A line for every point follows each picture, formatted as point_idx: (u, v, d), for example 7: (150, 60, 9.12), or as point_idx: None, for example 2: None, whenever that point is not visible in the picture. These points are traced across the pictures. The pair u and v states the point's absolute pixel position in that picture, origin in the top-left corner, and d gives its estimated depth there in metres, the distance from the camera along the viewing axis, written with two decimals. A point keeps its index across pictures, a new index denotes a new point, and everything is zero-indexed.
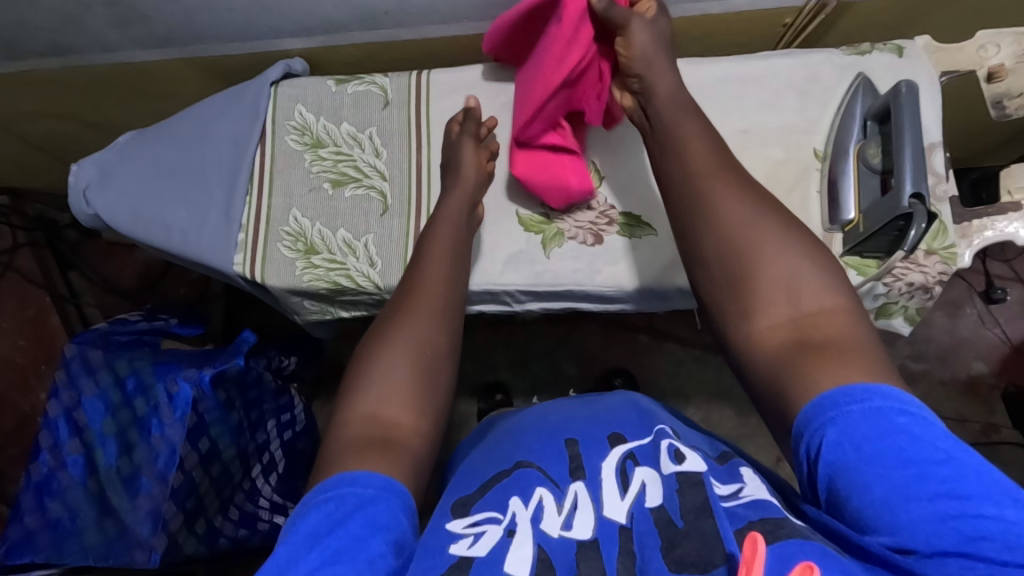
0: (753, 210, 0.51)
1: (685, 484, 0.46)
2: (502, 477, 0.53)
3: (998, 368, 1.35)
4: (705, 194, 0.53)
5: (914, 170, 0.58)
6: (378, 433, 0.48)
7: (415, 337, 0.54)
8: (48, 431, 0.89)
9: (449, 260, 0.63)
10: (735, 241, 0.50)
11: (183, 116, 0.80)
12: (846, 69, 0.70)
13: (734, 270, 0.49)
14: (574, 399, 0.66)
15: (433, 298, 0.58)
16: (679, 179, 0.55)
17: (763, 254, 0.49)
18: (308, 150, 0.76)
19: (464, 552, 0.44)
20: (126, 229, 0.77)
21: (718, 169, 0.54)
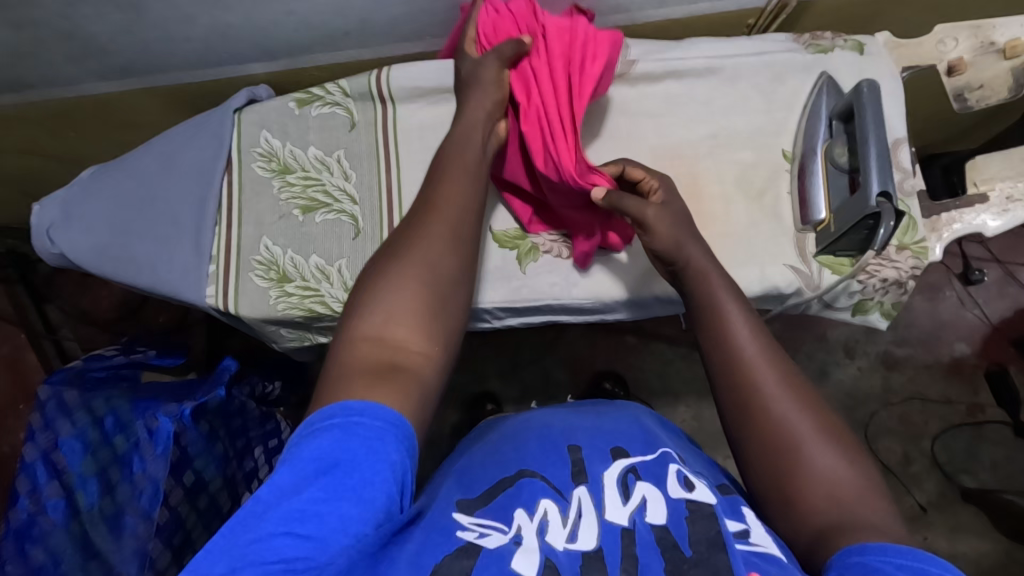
0: (798, 400, 0.50)
1: (696, 514, 0.45)
2: (505, 486, 0.51)
3: (980, 349, 1.36)
4: (751, 381, 0.50)
5: (880, 169, 0.58)
6: (384, 359, 0.46)
7: (427, 257, 0.52)
8: (26, 476, 0.86)
9: (464, 187, 0.57)
10: (784, 432, 0.48)
11: (146, 148, 0.78)
12: (809, 68, 0.70)
13: (778, 459, 0.47)
14: (569, 407, 0.66)
15: (447, 221, 0.54)
16: (723, 358, 0.52)
17: (810, 455, 0.47)
18: (275, 176, 0.75)
19: (472, 539, 0.44)
20: (94, 267, 0.75)
21: (765, 356, 0.51)
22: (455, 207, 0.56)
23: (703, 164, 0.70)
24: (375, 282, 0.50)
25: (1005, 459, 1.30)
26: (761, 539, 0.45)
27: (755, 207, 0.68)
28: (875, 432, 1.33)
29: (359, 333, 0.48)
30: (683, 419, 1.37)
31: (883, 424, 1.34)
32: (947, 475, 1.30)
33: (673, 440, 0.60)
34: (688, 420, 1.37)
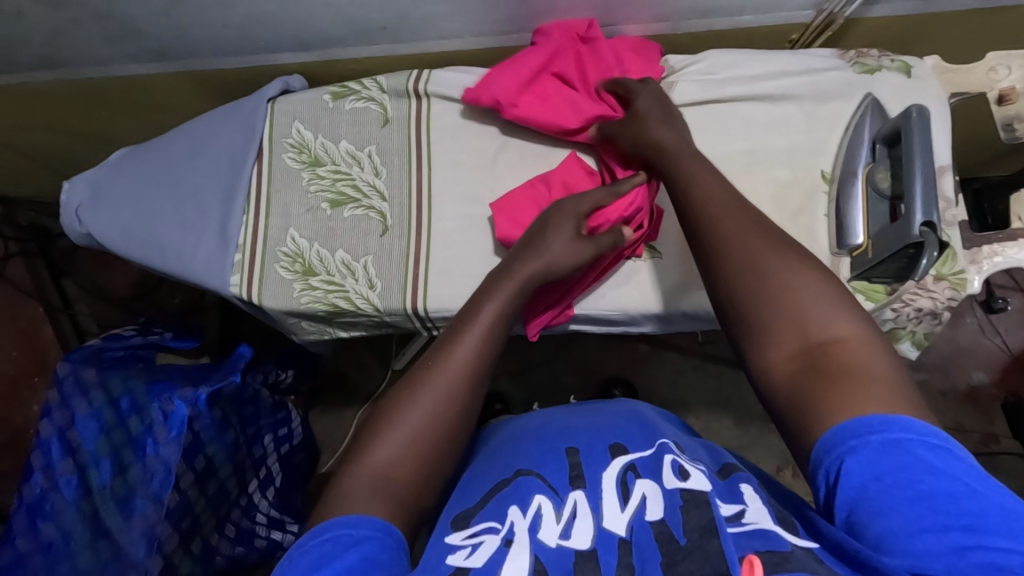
0: (771, 239, 0.50)
1: (690, 503, 0.43)
2: (502, 486, 0.51)
3: (999, 378, 1.34)
4: (716, 225, 0.52)
5: (925, 198, 0.57)
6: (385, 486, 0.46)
7: (430, 415, 0.49)
8: (40, 452, 0.87)
9: (496, 329, 0.55)
10: (748, 269, 0.49)
11: (178, 133, 0.78)
12: (854, 88, 0.69)
13: (745, 299, 0.48)
14: (576, 404, 0.67)
15: (472, 367, 0.52)
16: (692, 206, 0.55)
17: (781, 277, 0.47)
18: (306, 169, 0.75)
19: (460, 563, 0.43)
20: (120, 249, 0.75)
21: (728, 199, 0.54)
22: (483, 350, 0.54)
23: (739, 182, 0.69)
24: (398, 410, 0.50)
25: (1016, 491, 1.28)
26: (757, 517, 0.42)
27: (790, 228, 0.67)
28: None
29: (369, 458, 0.47)
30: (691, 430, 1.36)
31: None
32: None
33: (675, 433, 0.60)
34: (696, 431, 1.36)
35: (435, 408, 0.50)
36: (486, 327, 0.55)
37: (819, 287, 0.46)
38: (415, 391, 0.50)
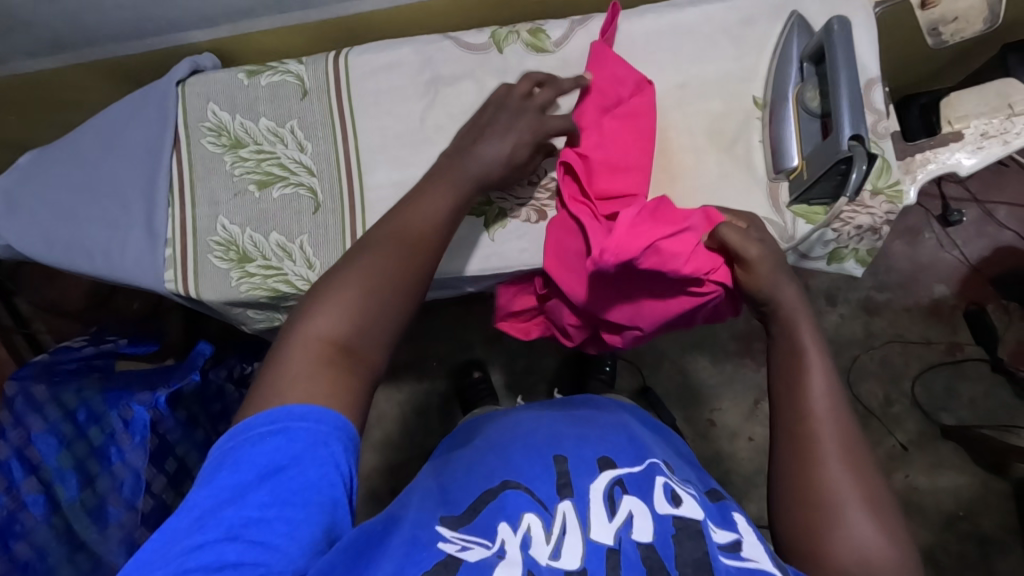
0: (860, 466, 0.48)
1: (683, 532, 0.48)
2: (489, 497, 0.52)
3: (959, 289, 1.37)
4: (815, 434, 0.49)
5: (852, 111, 0.56)
6: (334, 353, 0.44)
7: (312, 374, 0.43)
8: (1, 474, 0.84)
9: (391, 269, 0.47)
10: (830, 483, 0.47)
11: (89, 127, 0.74)
12: (779, 8, 0.67)
13: (814, 499, 0.47)
14: (566, 411, 0.68)
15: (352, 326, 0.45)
16: (797, 399, 0.50)
17: (846, 516, 0.46)
18: (227, 152, 0.72)
19: (452, 552, 0.45)
20: (47, 257, 0.72)
21: (833, 416, 0.49)
22: (431, 224, 0.51)
23: (670, 118, 0.67)
24: (342, 272, 0.47)
25: (982, 396, 1.33)
26: (755, 555, 0.47)
27: (725, 158, 0.66)
28: (858, 376, 1.36)
29: (305, 324, 0.45)
30: (670, 374, 1.39)
31: (864, 368, 1.36)
32: (926, 413, 1.33)
33: (661, 450, 0.63)
34: (674, 375, 1.39)
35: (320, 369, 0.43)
36: (436, 203, 0.52)
37: (884, 530, 0.46)
38: (362, 259, 0.48)
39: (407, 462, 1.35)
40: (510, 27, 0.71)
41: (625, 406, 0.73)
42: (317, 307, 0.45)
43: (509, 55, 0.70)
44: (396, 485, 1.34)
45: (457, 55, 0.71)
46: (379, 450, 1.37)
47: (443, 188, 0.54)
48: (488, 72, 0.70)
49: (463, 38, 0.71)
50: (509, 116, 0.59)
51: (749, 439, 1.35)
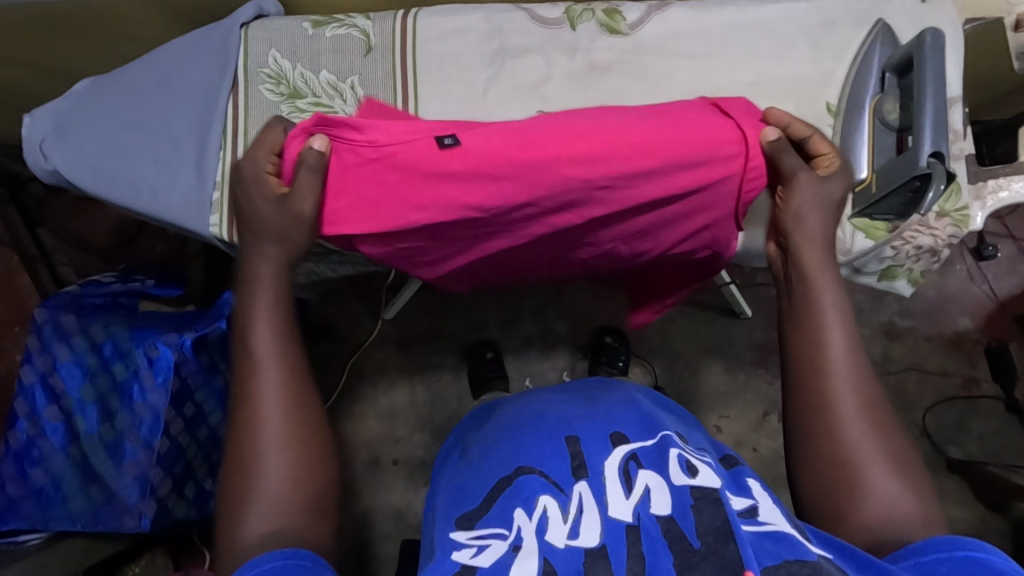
0: (870, 413, 0.49)
1: (701, 501, 0.46)
2: (503, 486, 0.54)
3: (983, 324, 1.36)
4: (827, 386, 0.49)
5: (935, 128, 0.54)
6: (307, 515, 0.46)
7: (281, 458, 0.47)
8: (24, 398, 0.86)
9: (285, 335, 0.51)
10: (848, 447, 0.47)
11: (146, 62, 0.73)
12: (865, 15, 0.65)
13: (835, 464, 0.48)
14: (567, 387, 0.71)
15: (275, 402, 0.48)
16: (812, 367, 0.50)
17: (872, 478, 0.46)
18: (285, 101, 0.71)
19: (467, 561, 0.46)
20: (91, 185, 0.71)
21: (852, 377, 0.49)
22: (280, 355, 0.50)
23: None
24: (255, 433, 0.47)
25: (992, 434, 1.32)
26: (772, 519, 0.46)
27: None
28: None
29: (254, 512, 0.45)
30: (681, 376, 1.38)
31: None
32: (934, 444, 1.32)
33: (670, 422, 0.63)
34: (686, 377, 1.38)
35: (284, 454, 0.47)
36: (270, 327, 0.51)
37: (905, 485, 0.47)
38: (257, 422, 0.48)
39: (411, 434, 1.35)
40: (586, 6, 0.70)
41: (641, 387, 0.71)
42: (257, 475, 0.46)
43: (581, 34, 0.69)
44: (398, 456, 1.34)
45: (529, 28, 0.70)
46: (383, 419, 1.36)
47: (267, 303, 0.52)
48: (558, 48, 0.69)
49: (537, 11, 0.70)
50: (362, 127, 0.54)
51: (754, 449, 1.35)
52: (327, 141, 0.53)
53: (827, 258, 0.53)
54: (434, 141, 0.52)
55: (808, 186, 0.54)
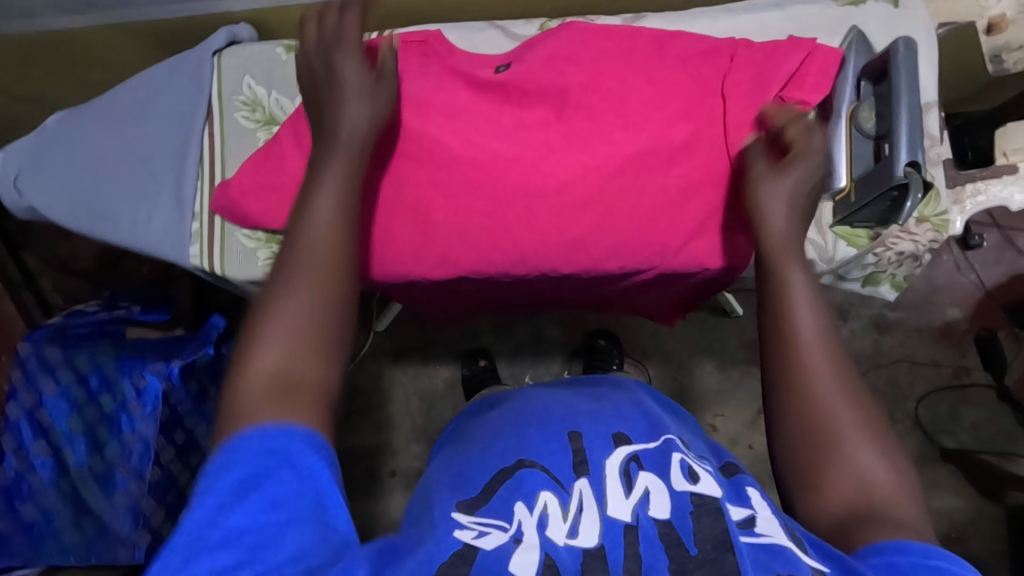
0: (844, 383, 0.46)
1: (701, 509, 0.45)
2: (504, 477, 0.52)
3: (972, 313, 1.37)
4: (799, 359, 0.47)
5: (910, 136, 0.55)
6: (292, 390, 0.38)
7: (296, 322, 0.39)
8: (11, 434, 0.85)
9: (345, 201, 0.44)
10: (818, 420, 0.45)
11: (118, 92, 0.72)
12: (839, 23, 0.66)
13: (808, 443, 0.45)
14: (574, 386, 0.68)
15: (313, 259, 0.41)
16: (780, 337, 0.48)
17: (843, 458, 0.44)
18: (261, 127, 0.70)
19: (469, 541, 0.44)
20: (67, 220, 0.70)
21: (822, 343, 0.47)
22: (339, 228, 0.43)
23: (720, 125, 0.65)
24: (272, 300, 0.40)
25: (983, 421, 1.33)
26: (770, 529, 0.44)
27: None
28: None
29: (251, 369, 0.38)
30: (675, 376, 1.39)
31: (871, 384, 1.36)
32: (928, 435, 1.33)
33: (674, 425, 0.62)
34: (679, 379, 1.39)
35: (303, 324, 0.40)
36: (334, 198, 0.44)
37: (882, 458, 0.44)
38: (295, 271, 0.41)
39: (406, 447, 1.35)
40: (562, 21, 0.69)
41: (636, 383, 0.71)
42: (265, 324, 0.39)
43: None
44: (395, 467, 1.34)
45: (505, 45, 0.70)
46: (378, 431, 1.36)
47: (338, 176, 0.45)
48: None
49: (512, 28, 0.70)
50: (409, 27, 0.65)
51: (750, 447, 1.35)
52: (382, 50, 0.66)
53: (792, 208, 0.52)
54: (491, 69, 0.67)
55: (772, 179, 0.54)
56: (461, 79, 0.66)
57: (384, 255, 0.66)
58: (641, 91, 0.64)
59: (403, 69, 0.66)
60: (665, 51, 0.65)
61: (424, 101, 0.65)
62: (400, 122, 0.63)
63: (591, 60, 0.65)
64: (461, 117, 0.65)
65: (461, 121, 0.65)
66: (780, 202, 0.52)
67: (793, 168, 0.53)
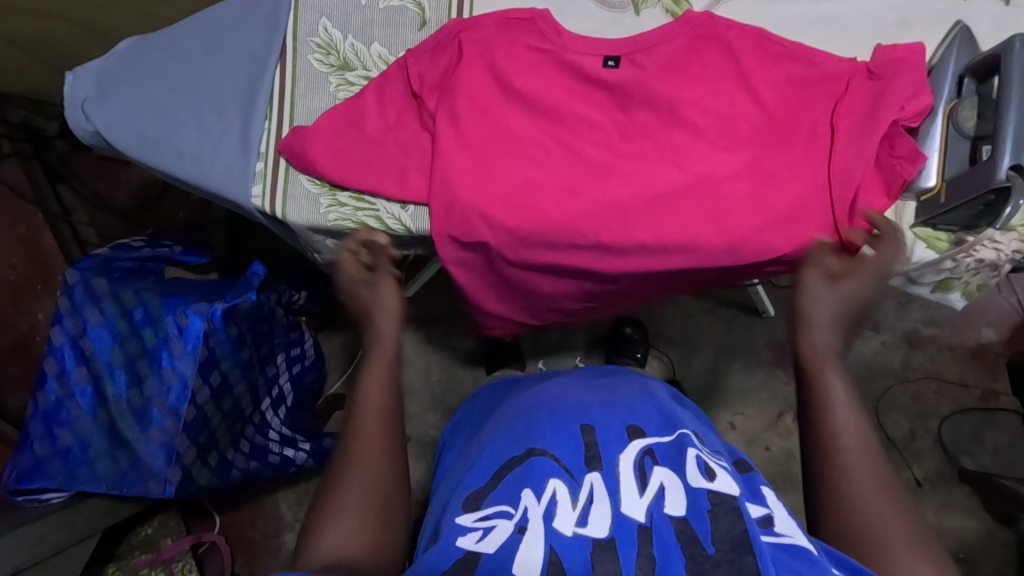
0: (884, 482, 0.49)
1: (718, 508, 0.46)
2: (514, 464, 0.54)
3: (1007, 337, 1.34)
4: (834, 458, 0.50)
5: (1016, 140, 0.54)
6: (342, 566, 0.47)
7: (366, 471, 0.53)
8: (54, 359, 0.86)
9: (389, 392, 0.58)
10: (860, 518, 0.48)
11: (192, 23, 0.70)
12: (943, 16, 0.63)
13: (853, 542, 0.47)
14: (579, 374, 0.70)
15: (372, 439, 0.55)
16: (819, 435, 0.52)
17: (892, 557, 0.45)
18: (334, 72, 0.69)
19: (471, 546, 0.46)
20: (131, 151, 0.69)
21: (860, 447, 0.50)
22: (388, 421, 0.56)
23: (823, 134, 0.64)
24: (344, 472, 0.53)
25: (1007, 446, 1.31)
26: (788, 530, 0.46)
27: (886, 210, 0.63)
28: (887, 406, 1.34)
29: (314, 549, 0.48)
30: (698, 371, 1.38)
31: (896, 399, 1.34)
32: (948, 454, 1.32)
33: (689, 418, 0.63)
34: (702, 374, 1.38)
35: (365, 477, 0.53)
36: (378, 390, 0.57)
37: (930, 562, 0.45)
38: (347, 470, 0.53)
39: (424, 414, 1.36)
40: None
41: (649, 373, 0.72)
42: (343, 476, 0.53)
43: (645, 19, 0.66)
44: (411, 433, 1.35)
45: (589, 8, 0.67)
46: None
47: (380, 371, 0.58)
48: (617, 33, 0.67)
49: None
50: (518, 24, 0.65)
51: (766, 448, 1.34)
52: (487, 33, 0.65)
53: (829, 322, 0.54)
54: (600, 61, 0.64)
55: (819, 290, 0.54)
56: (564, 70, 0.65)
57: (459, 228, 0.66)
58: (749, 114, 0.64)
59: (511, 52, 0.65)
60: (784, 63, 0.63)
61: (531, 98, 0.65)
62: (504, 119, 0.65)
63: (701, 74, 0.64)
64: (560, 119, 0.66)
65: (561, 124, 0.66)
66: (819, 299, 0.55)
67: (849, 281, 0.55)
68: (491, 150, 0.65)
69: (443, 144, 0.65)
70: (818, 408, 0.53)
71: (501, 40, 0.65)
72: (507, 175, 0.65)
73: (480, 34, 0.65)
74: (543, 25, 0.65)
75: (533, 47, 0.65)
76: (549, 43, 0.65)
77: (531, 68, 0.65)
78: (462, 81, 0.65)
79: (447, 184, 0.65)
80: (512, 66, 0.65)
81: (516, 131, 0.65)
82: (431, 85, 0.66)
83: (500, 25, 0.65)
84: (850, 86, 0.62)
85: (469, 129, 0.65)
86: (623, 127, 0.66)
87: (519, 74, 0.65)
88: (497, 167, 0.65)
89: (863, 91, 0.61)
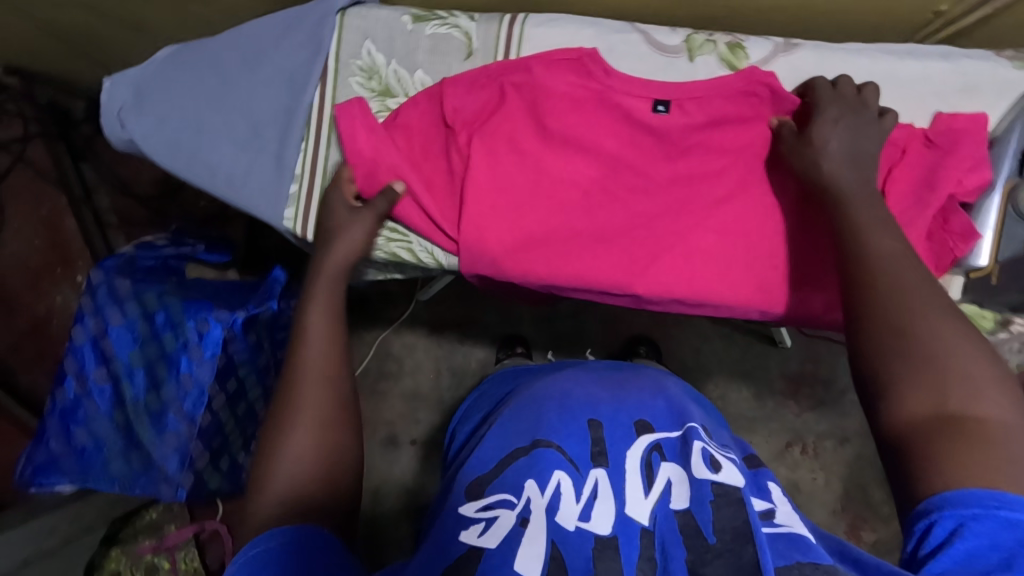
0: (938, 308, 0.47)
1: (721, 499, 0.44)
2: (520, 453, 0.51)
3: None
4: (875, 279, 0.49)
5: None
6: (301, 509, 0.48)
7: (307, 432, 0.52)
8: (74, 358, 0.86)
9: (332, 336, 0.58)
10: (914, 329, 0.45)
11: (232, 36, 0.68)
12: (1009, 88, 0.61)
13: (907, 347, 0.45)
14: (592, 365, 0.65)
15: (315, 383, 0.55)
16: (857, 259, 0.51)
17: (954, 372, 0.43)
18: (376, 98, 0.67)
19: (474, 541, 0.43)
20: (166, 163, 0.69)
21: (901, 263, 0.49)
22: (328, 359, 0.57)
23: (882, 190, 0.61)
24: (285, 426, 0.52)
25: None
26: (788, 522, 0.44)
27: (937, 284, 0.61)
28: None
29: (265, 495, 0.49)
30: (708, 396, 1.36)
31: None
32: None
33: (698, 411, 0.60)
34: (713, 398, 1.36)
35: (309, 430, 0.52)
36: (321, 330, 0.58)
37: (994, 378, 0.43)
38: (294, 413, 0.53)
39: (430, 417, 1.34)
40: (708, 35, 0.65)
41: (661, 368, 0.67)
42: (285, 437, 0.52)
43: (698, 67, 0.64)
44: (416, 436, 1.33)
45: (642, 51, 0.65)
46: (405, 398, 1.36)
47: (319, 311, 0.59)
48: (670, 79, 0.65)
49: (655, 35, 0.65)
50: (563, 63, 0.63)
51: None
52: (534, 70, 0.63)
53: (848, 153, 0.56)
54: (649, 105, 0.63)
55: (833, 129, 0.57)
56: (612, 111, 0.63)
57: (483, 264, 0.65)
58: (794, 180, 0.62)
59: (556, 95, 0.63)
60: None
61: (575, 138, 0.63)
62: (545, 162, 0.64)
63: (749, 130, 0.62)
64: (602, 160, 0.64)
65: (603, 167, 0.64)
66: (834, 134, 0.57)
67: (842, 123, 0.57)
68: (530, 190, 0.64)
69: (478, 183, 0.63)
70: (849, 266, 0.51)
71: (549, 77, 0.63)
72: (545, 218, 0.64)
73: (526, 76, 0.63)
74: (590, 67, 0.63)
75: (580, 89, 0.63)
76: (597, 87, 0.63)
77: (579, 109, 0.63)
78: (501, 121, 0.64)
79: (478, 223, 0.64)
80: (557, 108, 0.63)
81: (556, 172, 0.64)
82: (465, 119, 0.64)
83: (550, 66, 0.63)
84: (906, 153, 0.59)
85: (507, 168, 0.64)
86: (667, 175, 0.64)
87: (564, 115, 0.63)
88: (534, 207, 0.64)
89: (919, 161, 0.59)
